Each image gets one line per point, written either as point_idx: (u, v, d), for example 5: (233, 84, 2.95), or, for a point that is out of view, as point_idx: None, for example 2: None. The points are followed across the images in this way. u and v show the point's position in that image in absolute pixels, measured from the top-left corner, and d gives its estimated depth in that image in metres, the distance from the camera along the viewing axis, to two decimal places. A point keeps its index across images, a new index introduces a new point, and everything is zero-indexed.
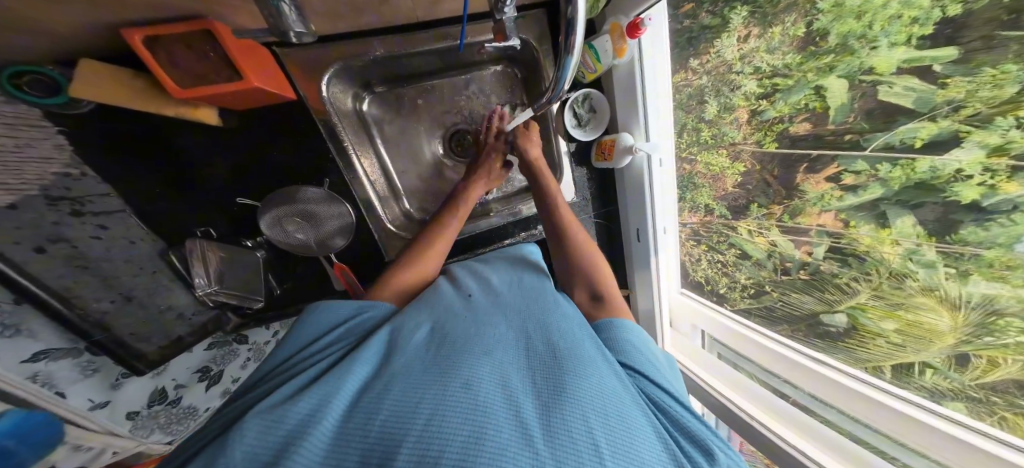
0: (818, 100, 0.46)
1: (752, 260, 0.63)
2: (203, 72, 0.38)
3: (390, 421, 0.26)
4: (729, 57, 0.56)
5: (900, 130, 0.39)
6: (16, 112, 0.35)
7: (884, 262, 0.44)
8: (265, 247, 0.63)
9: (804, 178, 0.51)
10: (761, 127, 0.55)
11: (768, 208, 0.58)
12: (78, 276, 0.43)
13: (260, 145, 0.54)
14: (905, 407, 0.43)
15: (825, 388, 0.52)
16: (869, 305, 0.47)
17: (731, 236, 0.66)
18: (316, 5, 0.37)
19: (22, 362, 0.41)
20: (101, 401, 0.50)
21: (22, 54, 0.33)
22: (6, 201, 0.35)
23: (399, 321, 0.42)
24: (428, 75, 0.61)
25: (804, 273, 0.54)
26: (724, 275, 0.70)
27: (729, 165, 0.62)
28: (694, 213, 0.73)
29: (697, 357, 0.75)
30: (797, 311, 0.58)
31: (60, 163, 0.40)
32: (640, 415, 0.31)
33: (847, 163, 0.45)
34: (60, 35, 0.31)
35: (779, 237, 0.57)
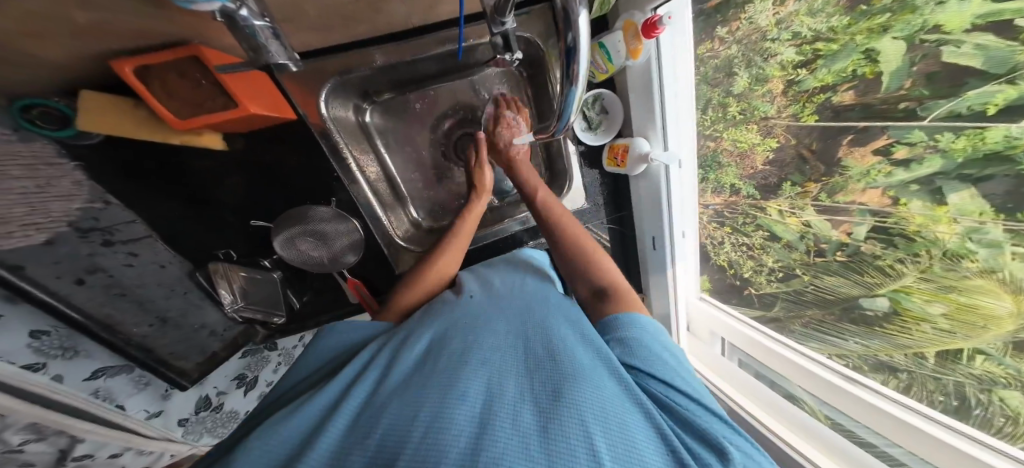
0: (867, 64, 0.37)
1: (781, 243, 0.56)
2: (197, 100, 0.37)
3: (387, 436, 0.27)
4: (764, 22, 0.45)
5: (970, 94, 0.31)
6: (32, 150, 0.38)
7: (938, 243, 0.37)
8: (281, 268, 0.65)
9: (846, 152, 0.43)
10: (798, 98, 0.46)
11: (803, 187, 0.49)
12: (117, 303, 0.46)
13: (258, 165, 0.53)
14: (924, 426, 0.42)
15: (852, 405, 0.49)
16: (916, 289, 0.41)
17: (759, 217, 0.58)
18: (301, 20, 0.36)
19: (83, 380, 0.48)
20: (155, 411, 0.57)
21: (26, 86, 0.34)
22: (41, 238, 0.38)
23: (403, 335, 0.42)
24: (431, 81, 0.58)
25: (842, 254, 0.47)
26: (750, 258, 0.62)
27: (759, 141, 0.53)
28: (717, 194, 0.64)
29: (717, 366, 0.72)
30: (831, 295, 0.51)
31: (82, 199, 0.43)
32: (642, 413, 0.30)
33: (900, 133, 0.37)
34: (53, 69, 0.33)
35: (813, 216, 0.49)
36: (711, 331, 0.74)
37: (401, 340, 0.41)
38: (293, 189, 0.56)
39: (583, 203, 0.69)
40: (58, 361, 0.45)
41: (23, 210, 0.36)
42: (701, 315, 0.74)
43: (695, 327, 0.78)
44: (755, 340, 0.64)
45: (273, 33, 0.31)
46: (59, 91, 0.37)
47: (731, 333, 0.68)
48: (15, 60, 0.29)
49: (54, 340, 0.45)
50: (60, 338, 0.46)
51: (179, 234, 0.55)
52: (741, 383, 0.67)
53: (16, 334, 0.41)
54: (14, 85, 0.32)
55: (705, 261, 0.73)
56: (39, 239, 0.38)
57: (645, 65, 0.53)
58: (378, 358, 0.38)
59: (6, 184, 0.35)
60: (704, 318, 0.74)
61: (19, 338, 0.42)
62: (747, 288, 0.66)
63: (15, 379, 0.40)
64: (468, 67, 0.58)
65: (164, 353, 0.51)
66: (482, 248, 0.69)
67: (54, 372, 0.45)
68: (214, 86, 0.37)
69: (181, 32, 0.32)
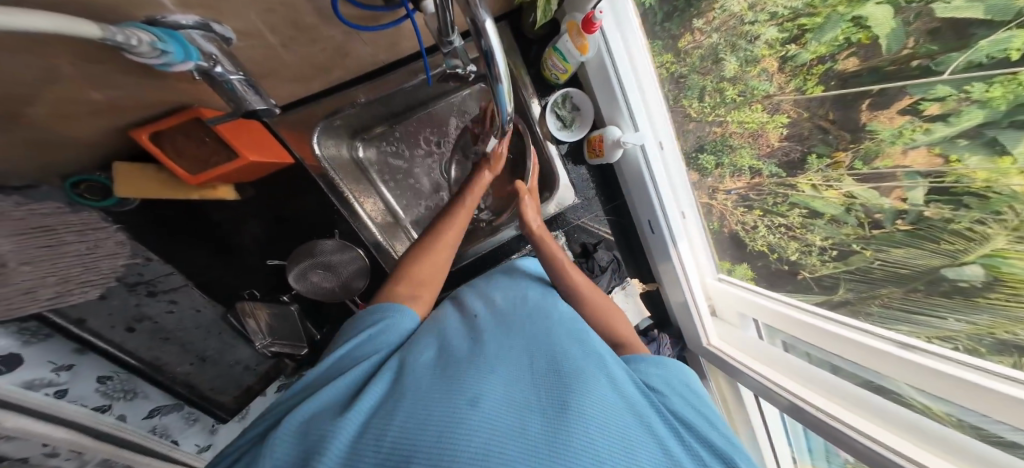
0: (860, 31, 0.36)
1: (826, 218, 0.46)
2: (208, 157, 0.43)
3: (402, 438, 0.25)
4: (737, 8, 0.48)
5: (983, 44, 0.27)
6: (82, 219, 0.44)
7: (1018, 198, 0.27)
8: (299, 299, 0.65)
9: (869, 117, 0.38)
10: (797, 72, 0.44)
11: (833, 157, 0.43)
12: (162, 346, 0.54)
13: (268, 208, 0.59)
14: (958, 372, 0.36)
15: (893, 368, 0.43)
16: (1015, 251, 0.30)
17: (792, 195, 0.51)
18: (278, 70, 0.41)
19: (143, 418, 0.54)
20: (204, 445, 0.62)
21: (75, 156, 0.41)
22: (95, 293, 0.44)
23: (415, 339, 0.40)
24: (413, 110, 0.64)
25: (904, 223, 0.38)
26: (794, 240, 0.53)
27: (768, 119, 0.50)
28: (739, 178, 0.60)
29: (755, 350, 0.66)
30: (906, 269, 0.40)
31: (125, 256, 0.48)
32: (652, 428, 0.30)
33: (921, 91, 0.32)
34: (89, 143, 0.40)
35: (854, 186, 0.41)
36: (740, 313, 0.70)
37: (409, 345, 0.38)
38: (297, 224, 0.61)
39: (575, 199, 0.69)
40: (122, 402, 0.52)
41: (78, 269, 0.42)
42: (718, 294, 0.73)
43: (724, 312, 0.74)
44: (790, 316, 0.58)
45: (246, 83, 0.36)
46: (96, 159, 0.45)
47: (761, 312, 0.63)
48: (57, 140, 0.36)
49: (116, 384, 0.52)
50: (122, 382, 0.53)
51: (211, 281, 0.60)
52: (789, 368, 0.59)
53: (86, 379, 0.49)
54: (62, 157, 0.40)
55: (744, 249, 0.65)
56: (94, 293, 0.44)
57: (598, 57, 0.58)
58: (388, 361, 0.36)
59: (64, 247, 0.41)
60: (725, 298, 0.71)
61: (88, 383, 0.49)
62: (798, 272, 0.56)
63: (90, 417, 0.46)
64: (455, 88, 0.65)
65: (205, 388, 0.60)
66: (482, 259, 0.70)
67: (120, 411, 0.51)
68: (213, 140, 0.43)
69: (183, 98, 0.38)
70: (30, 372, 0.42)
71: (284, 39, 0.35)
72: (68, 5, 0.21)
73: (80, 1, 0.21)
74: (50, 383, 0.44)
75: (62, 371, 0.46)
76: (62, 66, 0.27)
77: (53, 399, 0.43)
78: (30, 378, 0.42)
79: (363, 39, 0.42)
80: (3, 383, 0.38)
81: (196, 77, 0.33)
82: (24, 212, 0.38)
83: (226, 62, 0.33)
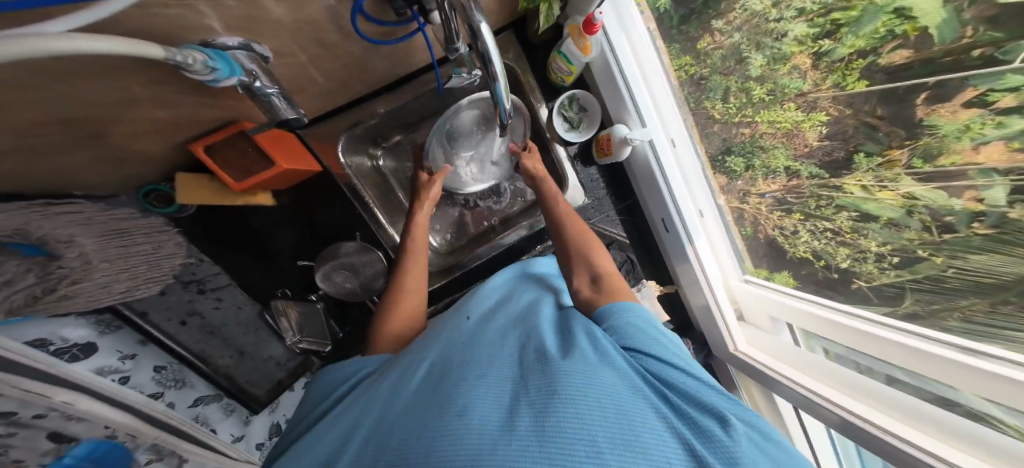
0: (906, 22, 0.34)
1: (882, 221, 0.42)
2: (248, 166, 0.49)
3: (394, 453, 0.25)
4: (759, 7, 0.49)
5: None
6: (150, 222, 0.54)
7: None
8: (325, 299, 0.69)
9: (926, 112, 0.35)
10: (834, 68, 0.42)
11: (886, 156, 0.40)
12: (208, 339, 0.59)
13: (299, 212, 0.65)
14: (999, 369, 0.32)
15: (938, 370, 0.38)
16: None
17: (839, 198, 0.47)
18: (307, 85, 0.46)
19: (188, 406, 0.58)
20: (239, 435, 0.64)
21: (147, 165, 0.49)
22: (156, 289, 0.52)
23: (409, 353, 0.40)
24: (427, 119, 0.68)
25: (982, 227, 0.33)
26: (844, 246, 0.49)
27: (804, 118, 0.48)
28: (773, 181, 0.57)
29: (784, 353, 0.60)
30: (994, 279, 0.34)
31: (182, 256, 0.56)
32: (641, 398, 0.27)
33: (987, 81, 0.29)
34: (155, 155, 0.47)
35: (917, 188, 0.37)
36: (771, 316, 0.64)
37: (405, 362, 0.38)
38: (326, 233, 0.66)
39: (585, 200, 0.68)
40: (172, 391, 0.57)
41: (145, 266, 0.50)
42: (745, 297, 0.68)
43: (752, 316, 0.68)
44: (825, 318, 0.53)
45: (279, 96, 0.40)
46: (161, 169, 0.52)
47: (795, 315, 0.58)
48: (134, 156, 0.45)
49: (169, 373, 0.57)
50: (173, 372, 0.58)
51: (251, 283, 0.66)
52: (824, 373, 0.53)
53: (145, 367, 0.54)
54: (137, 165, 0.47)
55: (781, 255, 0.61)
56: (157, 289, 0.52)
57: (602, 57, 0.60)
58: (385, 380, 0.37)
59: (134, 247, 0.50)
60: (754, 301, 0.66)
61: (146, 371, 0.54)
62: (852, 281, 0.50)
63: (147, 403, 0.51)
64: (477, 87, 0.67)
65: (241, 380, 0.63)
66: (495, 261, 0.71)
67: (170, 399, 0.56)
68: (254, 151, 0.48)
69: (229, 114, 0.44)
70: (102, 359, 0.49)
71: (310, 56, 0.40)
72: (141, 34, 0.26)
73: (149, 30, 0.25)
74: (115, 369, 0.50)
75: (126, 359, 0.52)
76: (135, 89, 0.32)
77: (117, 384, 0.48)
78: (100, 365, 0.48)
79: (381, 53, 0.47)
80: (81, 368, 0.45)
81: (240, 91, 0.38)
82: (106, 217, 0.49)
83: (264, 77, 0.37)
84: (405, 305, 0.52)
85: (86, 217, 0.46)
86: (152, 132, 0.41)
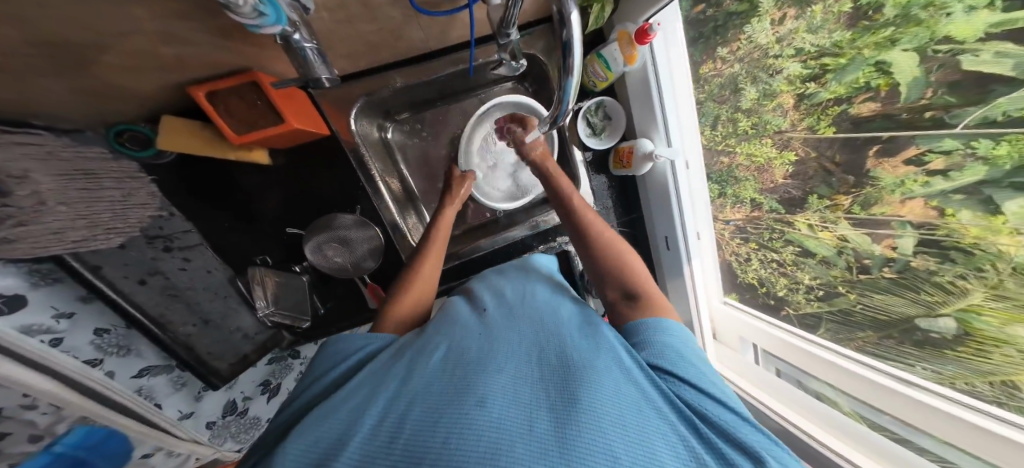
0: (882, 76, 0.38)
1: (816, 259, 0.52)
2: (253, 119, 0.45)
3: (416, 441, 0.26)
4: (764, 41, 0.50)
5: (1003, 101, 0.30)
6: (121, 167, 0.49)
7: (1003, 257, 0.32)
8: (310, 272, 0.64)
9: (875, 164, 0.42)
10: (812, 111, 0.47)
11: (832, 199, 0.48)
12: (169, 303, 0.53)
13: (291, 175, 0.60)
14: (949, 408, 0.38)
15: (892, 403, 0.44)
16: (987, 308, 0.35)
17: (787, 233, 0.56)
18: (336, 43, 0.43)
19: (132, 377, 0.54)
20: (187, 412, 0.61)
21: (124, 102, 0.42)
22: (117, 242, 0.47)
23: (419, 344, 0.40)
24: (442, 98, 0.65)
25: (889, 271, 0.43)
26: (782, 276, 0.59)
27: (776, 155, 0.54)
28: (739, 209, 0.64)
29: (756, 377, 0.65)
30: (885, 316, 0.46)
31: (155, 208, 0.52)
32: (662, 424, 0.29)
33: (929, 142, 0.36)
34: (136, 93, 0.41)
35: (850, 231, 0.46)
36: (740, 336, 0.70)
37: (418, 348, 0.39)
38: (324, 203, 0.62)
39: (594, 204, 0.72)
40: (114, 358, 0.52)
41: (109, 214, 0.46)
42: (724, 318, 0.71)
43: (723, 335, 0.74)
44: (783, 339, 0.60)
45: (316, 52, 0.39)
46: (138, 110, 0.45)
47: (763, 338, 0.63)
48: (122, 91, 0.40)
49: (112, 338, 0.52)
50: (119, 337, 0.53)
51: (228, 245, 0.60)
52: (779, 394, 0.60)
53: (84, 330, 0.49)
54: (112, 101, 0.41)
55: (733, 278, 0.71)
56: (117, 242, 0.47)
57: (642, 69, 0.60)
58: (399, 365, 0.37)
59: (99, 192, 0.46)
60: (731, 323, 0.70)
61: (85, 334, 0.49)
62: (783, 308, 0.62)
63: (80, 370, 0.45)
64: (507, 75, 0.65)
65: (202, 352, 0.57)
66: (495, 253, 0.71)
67: (110, 367, 0.51)
68: (265, 105, 0.45)
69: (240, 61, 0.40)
70: (31, 316, 0.43)
71: (350, 14, 0.37)
72: None
73: None
74: (47, 330, 0.44)
75: (62, 318, 0.46)
76: (147, 19, 0.29)
77: (48, 347, 0.43)
78: (29, 322, 0.42)
79: (420, 23, 0.44)
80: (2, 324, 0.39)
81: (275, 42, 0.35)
82: (71, 154, 0.43)
83: (303, 30, 0.36)
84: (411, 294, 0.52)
85: (47, 152, 0.41)
86: (148, 68, 0.36)
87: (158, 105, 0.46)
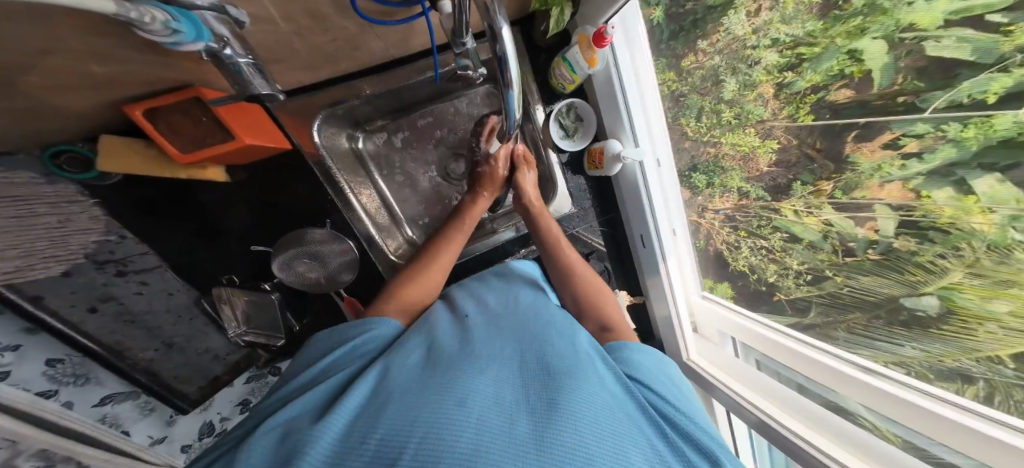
0: (854, 64, 0.39)
1: (804, 243, 0.51)
2: (201, 136, 0.44)
3: (388, 436, 0.25)
4: (739, 32, 0.51)
5: (965, 85, 0.30)
6: (55, 191, 0.46)
7: (977, 235, 0.32)
8: (281, 289, 0.64)
9: (854, 148, 0.42)
10: (790, 99, 0.48)
11: (816, 185, 0.47)
12: (126, 330, 0.51)
13: (267, 189, 0.60)
14: (922, 401, 0.39)
15: (857, 392, 0.46)
16: (966, 285, 0.35)
17: (776, 220, 0.55)
18: (284, 56, 0.42)
19: (93, 406, 0.52)
20: (159, 437, 0.60)
21: (55, 121, 0.40)
22: (59, 270, 0.45)
23: (398, 343, 0.39)
24: (415, 106, 0.64)
25: (874, 252, 0.42)
26: (773, 262, 0.58)
27: (759, 144, 0.54)
28: (727, 199, 0.63)
29: (733, 369, 0.66)
30: (872, 296, 0.45)
31: (98, 232, 0.50)
32: (638, 430, 0.29)
33: (903, 127, 0.36)
34: (65, 110, 0.38)
35: (834, 215, 0.46)
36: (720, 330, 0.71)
37: (396, 345, 0.38)
38: (289, 215, 0.62)
39: (572, 208, 0.72)
40: (70, 388, 0.50)
41: (45, 242, 0.44)
42: (704, 312, 0.73)
43: (703, 328, 0.75)
44: (769, 337, 0.60)
45: (256, 70, 0.38)
46: (80, 127, 0.43)
47: (745, 334, 0.64)
48: (49, 112, 0.37)
49: (68, 367, 0.50)
50: (75, 366, 0.51)
51: (190, 264, 0.60)
52: (758, 385, 0.61)
53: (34, 362, 0.46)
54: (42, 119, 0.38)
55: (724, 267, 0.69)
56: (57, 270, 0.44)
57: (605, 69, 0.60)
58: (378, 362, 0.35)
59: (33, 219, 0.44)
60: (706, 316, 0.73)
61: (36, 366, 0.46)
62: (774, 294, 0.59)
63: (33, 403, 0.43)
64: (478, 83, 0.65)
65: (168, 376, 0.55)
66: (475, 260, 0.70)
67: (67, 397, 0.49)
68: (210, 121, 0.44)
69: (183, 75, 0.39)
70: None
71: (299, 27, 0.37)
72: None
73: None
74: None
75: (5, 351, 0.44)
76: (62, 37, 0.28)
77: None
78: None
79: (376, 34, 0.44)
80: None
81: (204, 58, 0.34)
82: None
83: (235, 44, 0.34)
84: (413, 290, 0.50)
85: None
86: (78, 85, 0.34)
87: (96, 123, 0.44)
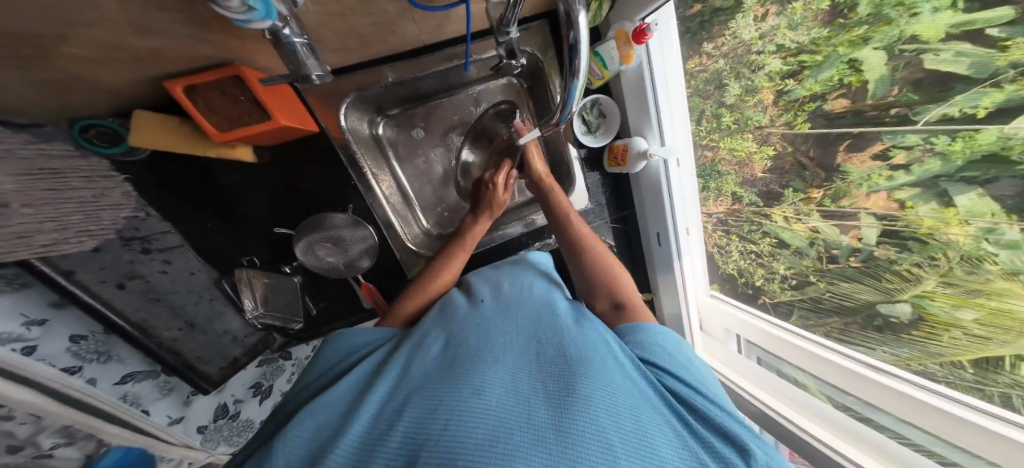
0: (854, 73, 0.41)
1: (791, 249, 0.57)
2: (236, 117, 0.44)
3: (413, 428, 0.26)
4: (746, 37, 0.51)
5: (959, 98, 0.34)
6: (89, 165, 0.46)
7: (953, 245, 0.37)
8: (301, 272, 0.66)
9: (845, 158, 0.45)
10: (790, 107, 0.50)
11: (806, 192, 0.51)
12: (152, 308, 0.51)
13: (289, 174, 0.59)
14: (913, 392, 0.44)
15: (864, 389, 0.49)
16: (939, 295, 0.41)
17: (764, 225, 0.60)
18: (327, 39, 0.42)
19: (115, 384, 0.51)
20: (177, 417, 0.59)
21: (90, 94, 0.39)
22: (91, 245, 0.44)
23: (416, 337, 0.40)
24: (437, 94, 0.64)
25: (856, 260, 0.48)
26: (760, 266, 0.63)
27: (757, 149, 0.56)
28: (720, 203, 0.67)
29: (735, 364, 0.69)
30: (851, 302, 0.50)
31: (128, 209, 0.49)
32: (654, 414, 0.30)
33: (895, 138, 0.40)
34: (99, 83, 0.37)
35: (820, 222, 0.50)
36: (727, 329, 0.73)
37: (415, 339, 0.39)
38: (312, 201, 0.62)
39: (588, 204, 0.74)
40: (94, 365, 0.49)
41: (80, 217, 0.43)
42: (712, 311, 0.74)
43: (710, 327, 0.76)
44: (773, 334, 0.62)
45: (308, 49, 0.39)
46: (108, 102, 0.42)
47: (748, 330, 0.67)
48: (83, 84, 0.37)
49: (91, 344, 0.49)
50: (98, 343, 0.50)
51: (210, 245, 0.59)
52: (757, 380, 0.64)
53: (58, 337, 0.46)
54: (80, 91, 0.37)
55: (715, 269, 0.74)
56: (89, 246, 0.44)
57: (636, 69, 0.60)
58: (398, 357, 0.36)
59: (69, 193, 0.42)
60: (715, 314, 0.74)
61: (61, 341, 0.46)
62: (760, 297, 0.66)
63: (60, 380, 0.43)
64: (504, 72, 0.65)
65: (190, 357, 0.55)
66: (490, 253, 0.72)
67: (91, 374, 0.49)
68: (248, 101, 0.44)
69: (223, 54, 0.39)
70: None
71: (344, 8, 0.37)
72: None
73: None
74: (18, 338, 0.41)
75: (34, 325, 0.43)
76: (109, 6, 0.28)
77: (21, 356, 0.40)
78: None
79: (416, 19, 0.44)
80: None
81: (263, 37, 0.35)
82: (32, 151, 0.39)
83: (294, 25, 0.35)
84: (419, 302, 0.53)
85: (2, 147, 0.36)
86: (121, 58, 0.34)
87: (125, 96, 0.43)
